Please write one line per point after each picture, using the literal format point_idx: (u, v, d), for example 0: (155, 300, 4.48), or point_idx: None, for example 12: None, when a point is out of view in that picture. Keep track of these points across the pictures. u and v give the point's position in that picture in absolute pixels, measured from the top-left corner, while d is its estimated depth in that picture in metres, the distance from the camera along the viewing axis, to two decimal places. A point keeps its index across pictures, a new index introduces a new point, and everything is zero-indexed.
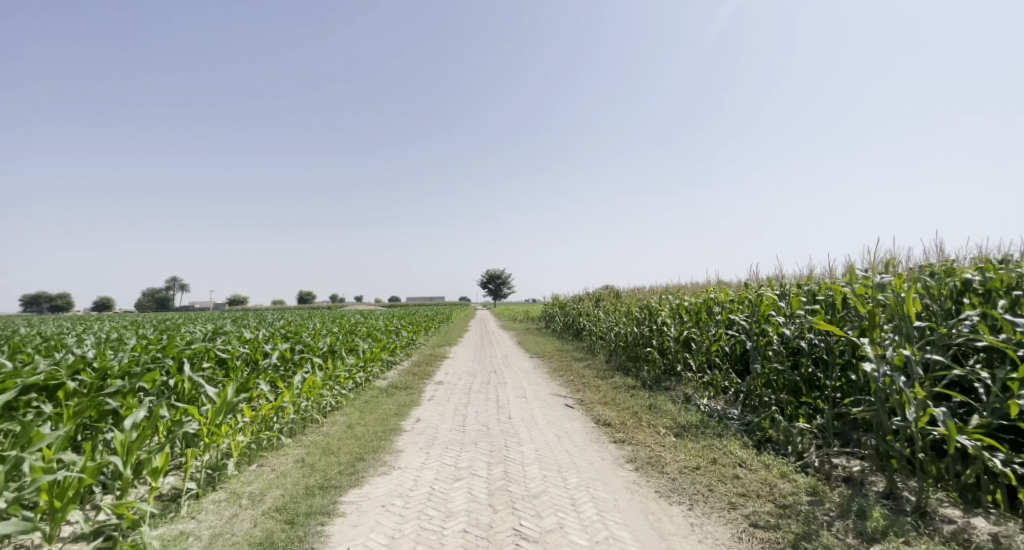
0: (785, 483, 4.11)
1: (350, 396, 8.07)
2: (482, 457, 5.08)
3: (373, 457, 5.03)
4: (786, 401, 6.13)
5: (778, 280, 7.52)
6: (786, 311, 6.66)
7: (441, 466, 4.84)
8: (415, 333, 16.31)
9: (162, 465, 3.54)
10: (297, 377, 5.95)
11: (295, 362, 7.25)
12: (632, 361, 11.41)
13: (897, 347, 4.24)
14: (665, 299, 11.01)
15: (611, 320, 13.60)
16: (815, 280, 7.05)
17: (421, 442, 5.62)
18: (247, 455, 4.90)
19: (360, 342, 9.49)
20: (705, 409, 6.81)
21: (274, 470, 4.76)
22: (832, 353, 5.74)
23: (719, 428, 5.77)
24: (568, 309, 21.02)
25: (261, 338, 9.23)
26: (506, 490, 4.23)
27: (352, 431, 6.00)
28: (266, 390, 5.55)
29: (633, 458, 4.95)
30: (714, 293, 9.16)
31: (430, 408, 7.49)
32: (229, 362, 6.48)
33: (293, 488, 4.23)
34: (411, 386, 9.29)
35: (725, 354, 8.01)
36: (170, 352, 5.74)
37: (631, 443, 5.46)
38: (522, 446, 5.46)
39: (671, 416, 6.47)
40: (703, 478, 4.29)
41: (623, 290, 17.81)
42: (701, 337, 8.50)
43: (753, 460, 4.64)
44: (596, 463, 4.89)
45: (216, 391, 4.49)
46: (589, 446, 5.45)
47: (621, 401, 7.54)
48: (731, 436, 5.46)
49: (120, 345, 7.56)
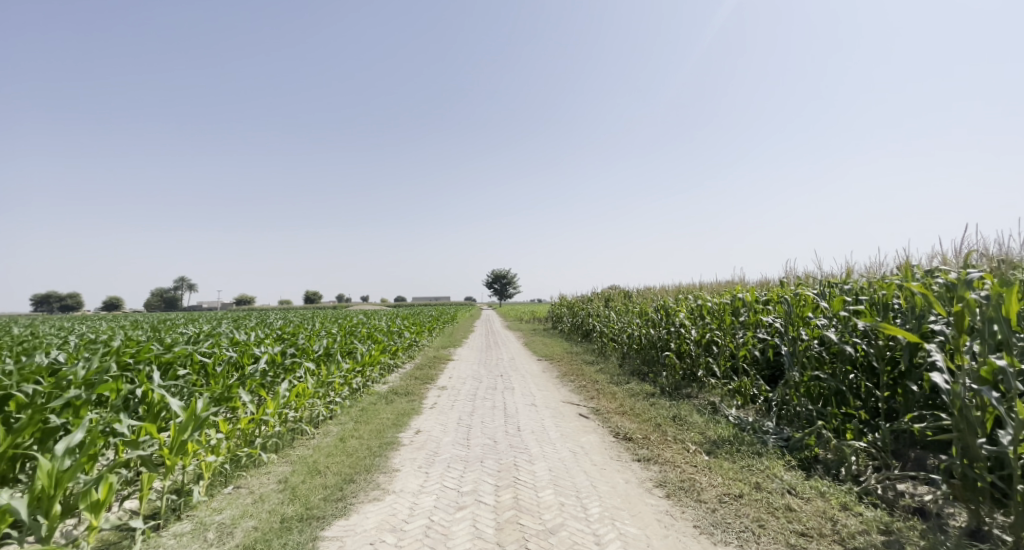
0: (850, 518, 3.46)
1: (346, 403, 7.49)
2: (489, 479, 4.44)
3: (365, 479, 4.42)
4: (829, 414, 5.47)
5: (814, 278, 6.82)
6: (827, 312, 5.96)
7: (441, 490, 4.21)
8: (418, 334, 15.73)
9: (105, 497, 2.99)
10: (285, 386, 5.38)
11: (285, 367, 6.67)
12: (646, 365, 10.73)
13: (987, 356, 3.52)
14: (683, 299, 10.32)
15: (623, 320, 12.91)
16: (857, 279, 6.38)
17: (420, 459, 5.00)
18: (222, 477, 4.33)
19: (358, 345, 8.89)
20: (735, 420, 6.16)
21: (251, 494, 4.17)
22: (884, 360, 5.10)
23: (756, 444, 5.11)
24: (577, 311, 20.33)
25: (252, 339, 8.65)
26: (517, 522, 3.60)
27: (343, 445, 5.40)
28: (247, 401, 4.97)
29: (663, 481, 4.29)
30: (739, 292, 8.50)
31: (432, 417, 6.88)
32: (211, 369, 5.91)
33: (267, 519, 3.63)
34: (412, 391, 8.68)
35: (755, 359, 7.34)
36: (142, 357, 5.17)
37: (658, 463, 4.79)
38: (534, 465, 4.82)
39: (699, 429, 5.81)
40: (749, 510, 3.64)
41: (634, 289, 17.14)
42: (726, 340, 7.83)
43: (804, 486, 4.00)
44: (620, 487, 4.24)
45: (182, 403, 3.89)
46: (610, 466, 4.80)
47: (640, 411, 6.88)
48: (771, 454, 4.80)
49: (97, 348, 7.01)
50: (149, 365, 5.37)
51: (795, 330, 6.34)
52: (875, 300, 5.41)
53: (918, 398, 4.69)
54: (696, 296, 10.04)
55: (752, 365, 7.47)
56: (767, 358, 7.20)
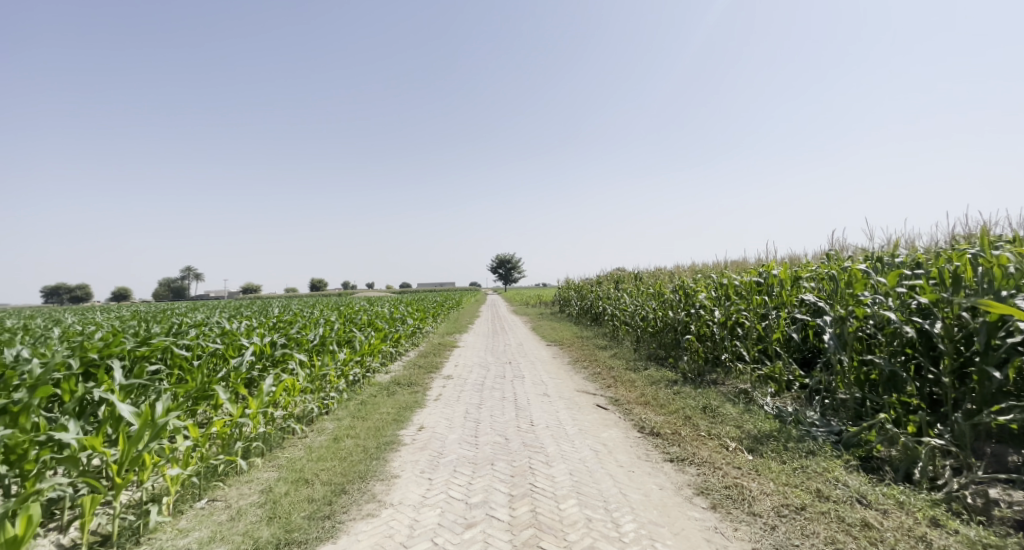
0: (945, 539, 2.86)
1: (343, 396, 6.91)
2: (501, 486, 3.83)
3: (358, 489, 3.82)
4: (885, 403, 4.84)
5: (860, 252, 6.13)
6: (880, 289, 5.28)
7: (447, 502, 3.60)
8: (422, 320, 15.17)
9: (24, 533, 2.45)
10: (269, 381, 4.79)
11: (274, 359, 6.10)
12: (663, 349, 10.10)
13: None
14: (703, 280, 9.68)
15: (636, 303, 12.27)
16: (911, 252, 5.68)
17: (423, 462, 4.40)
18: (193, 490, 3.78)
19: (356, 333, 8.30)
20: (773, 411, 5.54)
21: (227, 510, 3.60)
22: (952, 342, 4.45)
23: (805, 440, 4.47)
24: (585, 295, 19.71)
25: (243, 329, 8.10)
26: (536, 546, 2.98)
27: (336, 447, 4.81)
28: (224, 400, 4.38)
29: (705, 489, 3.67)
30: (768, 270, 7.82)
31: (436, 410, 6.30)
32: (188, 363, 5.32)
33: (239, 545, 3.05)
34: (416, 382, 8.10)
35: (789, 342, 6.68)
36: (107, 351, 4.57)
37: (695, 464, 4.17)
38: (551, 468, 4.19)
39: (734, 422, 5.18)
40: (818, 528, 3.02)
41: (646, 271, 16.43)
42: (755, 322, 7.17)
43: (876, 494, 3.39)
44: (654, 496, 3.63)
45: (134, 409, 3.30)
46: (639, 468, 4.18)
47: (665, 401, 6.24)
48: (827, 453, 4.16)
49: (72, 340, 6.44)
50: (119, 360, 4.81)
51: (839, 309, 5.68)
52: (938, 274, 4.73)
53: (997, 386, 4.07)
54: (717, 276, 9.35)
55: (786, 349, 6.82)
56: (803, 341, 6.55)
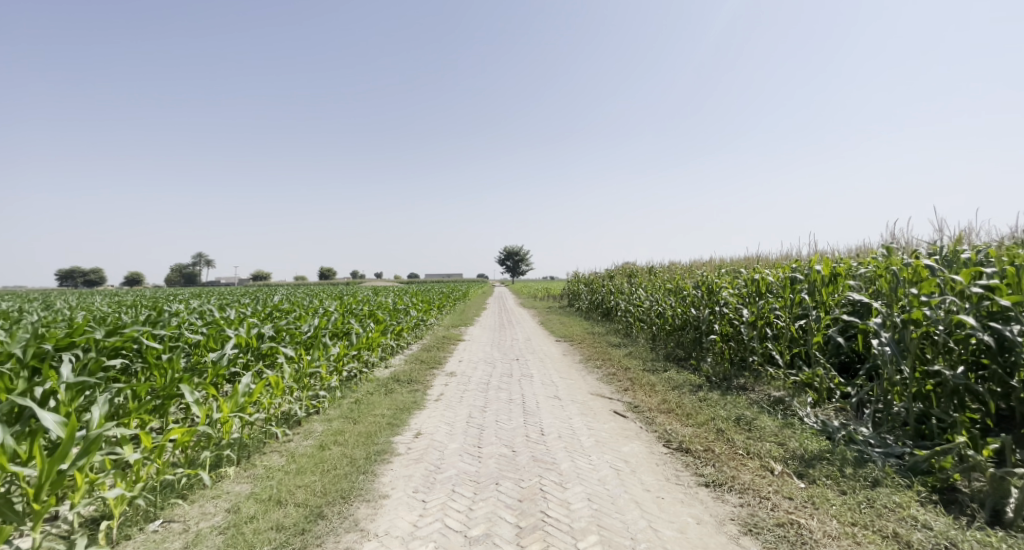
0: None
1: (335, 395, 6.32)
2: (507, 515, 3.22)
3: (338, 513, 3.24)
4: (954, 421, 4.14)
5: (920, 247, 5.39)
6: (946, 288, 4.57)
7: (442, 534, 3.00)
8: (426, 313, 14.56)
9: None
10: (246, 380, 4.19)
11: (260, 353, 5.53)
12: (682, 350, 9.44)
13: None
14: (728, 275, 9.00)
15: (652, 297, 11.56)
16: (982, 247, 4.95)
17: (417, 479, 3.81)
18: (144, 510, 3.21)
19: (354, 324, 7.69)
20: (818, 426, 4.86)
21: (183, 534, 3.03)
22: None
23: (865, 465, 3.81)
24: (596, 288, 19.02)
25: (233, 318, 7.54)
26: None
27: (321, 456, 4.23)
28: (192, 400, 3.79)
29: (754, 527, 3.04)
30: (805, 266, 7.13)
31: (437, 413, 5.70)
32: (160, 356, 4.73)
33: None
34: (417, 379, 7.50)
35: (829, 346, 5.98)
36: (62, 341, 4.00)
37: (736, 491, 3.53)
38: (566, 491, 3.57)
39: (775, 438, 4.53)
40: None
41: (661, 265, 15.65)
42: (790, 323, 6.50)
43: (970, 542, 2.76)
44: (691, 533, 3.01)
45: (58, 419, 2.74)
46: (670, 494, 3.55)
47: (691, 410, 5.58)
48: (894, 482, 3.51)
49: (45, 326, 5.88)
50: (82, 351, 4.25)
51: (894, 310, 4.98)
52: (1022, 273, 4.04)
53: None
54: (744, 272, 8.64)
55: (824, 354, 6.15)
56: (846, 347, 5.85)
